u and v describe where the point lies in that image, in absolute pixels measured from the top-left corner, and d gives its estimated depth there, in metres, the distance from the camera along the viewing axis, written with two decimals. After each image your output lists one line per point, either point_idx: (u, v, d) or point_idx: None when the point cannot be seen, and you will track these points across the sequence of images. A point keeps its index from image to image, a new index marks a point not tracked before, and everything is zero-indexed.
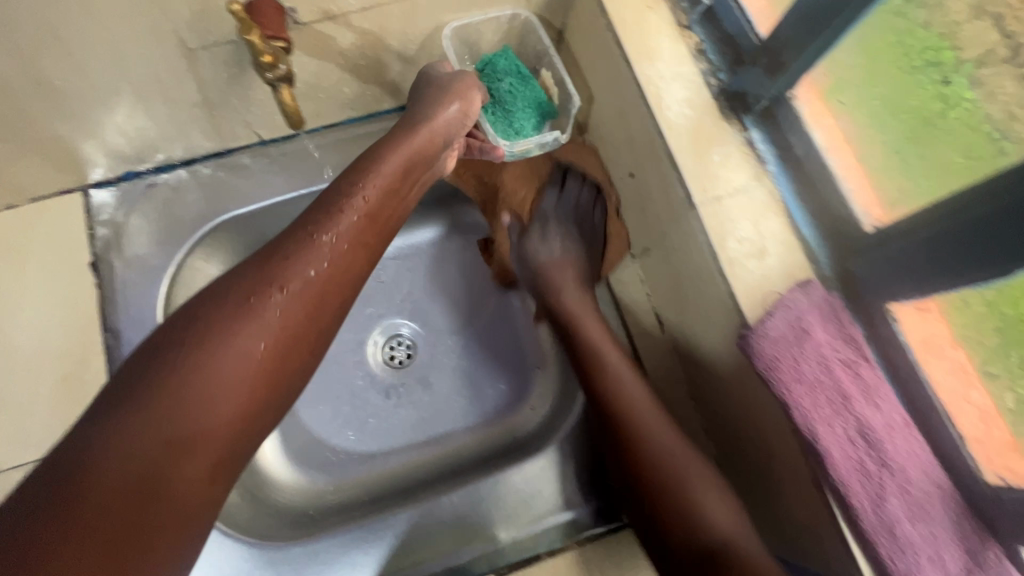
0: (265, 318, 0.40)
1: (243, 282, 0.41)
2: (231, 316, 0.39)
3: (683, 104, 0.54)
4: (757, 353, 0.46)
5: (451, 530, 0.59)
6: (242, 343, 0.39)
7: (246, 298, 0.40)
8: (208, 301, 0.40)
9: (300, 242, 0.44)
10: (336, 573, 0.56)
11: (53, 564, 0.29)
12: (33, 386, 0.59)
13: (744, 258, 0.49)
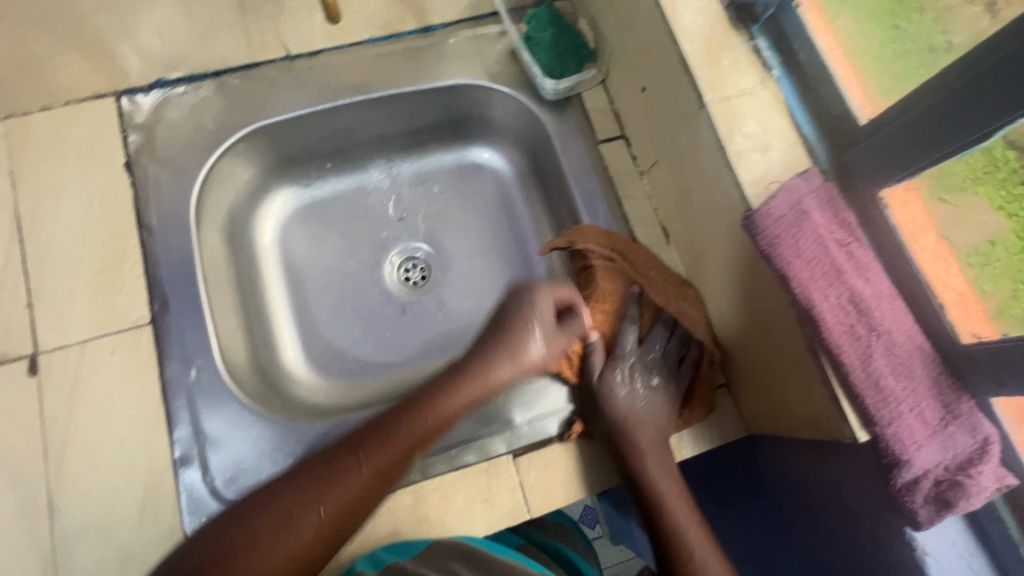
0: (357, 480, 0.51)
1: (350, 451, 0.53)
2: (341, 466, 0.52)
3: (695, 14, 0.58)
4: (760, 232, 0.50)
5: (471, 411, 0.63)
6: (341, 475, 0.51)
7: (353, 471, 0.52)
8: (325, 454, 0.53)
9: (390, 438, 0.53)
10: (362, 443, 0.62)
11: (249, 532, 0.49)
12: (71, 275, 0.62)
13: (749, 151, 0.54)
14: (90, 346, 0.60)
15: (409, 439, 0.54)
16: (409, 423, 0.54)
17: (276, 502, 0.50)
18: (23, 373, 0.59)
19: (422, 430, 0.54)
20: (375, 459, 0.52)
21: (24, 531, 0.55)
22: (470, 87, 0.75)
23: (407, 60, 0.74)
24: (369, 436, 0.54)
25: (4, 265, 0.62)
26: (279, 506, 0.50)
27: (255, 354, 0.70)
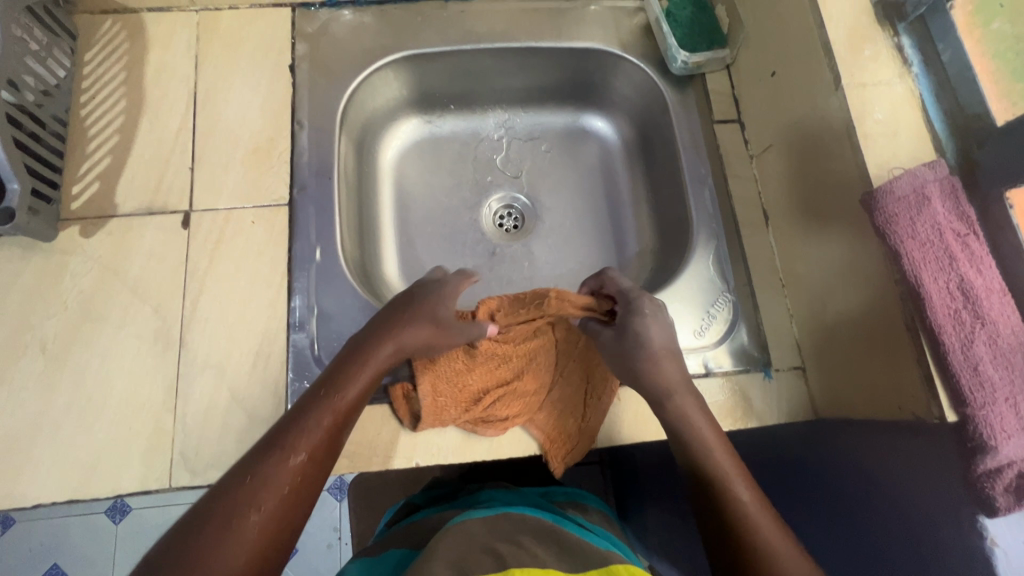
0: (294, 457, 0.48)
1: (273, 446, 0.48)
2: (271, 457, 0.47)
3: (845, 5, 0.60)
4: (878, 208, 0.52)
5: None
6: (274, 467, 0.47)
7: (282, 458, 0.48)
8: (253, 457, 0.48)
9: (305, 422, 0.50)
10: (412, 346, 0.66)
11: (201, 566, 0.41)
12: (230, 150, 0.70)
13: (878, 135, 0.56)
14: (235, 213, 0.68)
15: (325, 426, 0.51)
16: (319, 404, 0.52)
17: (217, 540, 0.43)
18: (178, 224, 0.67)
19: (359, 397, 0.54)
20: (301, 452, 0.48)
21: (156, 356, 0.62)
22: (600, 52, 0.80)
23: (550, 18, 0.79)
24: (280, 432, 0.50)
25: (176, 132, 0.70)
26: (222, 538, 0.43)
27: (363, 257, 0.76)
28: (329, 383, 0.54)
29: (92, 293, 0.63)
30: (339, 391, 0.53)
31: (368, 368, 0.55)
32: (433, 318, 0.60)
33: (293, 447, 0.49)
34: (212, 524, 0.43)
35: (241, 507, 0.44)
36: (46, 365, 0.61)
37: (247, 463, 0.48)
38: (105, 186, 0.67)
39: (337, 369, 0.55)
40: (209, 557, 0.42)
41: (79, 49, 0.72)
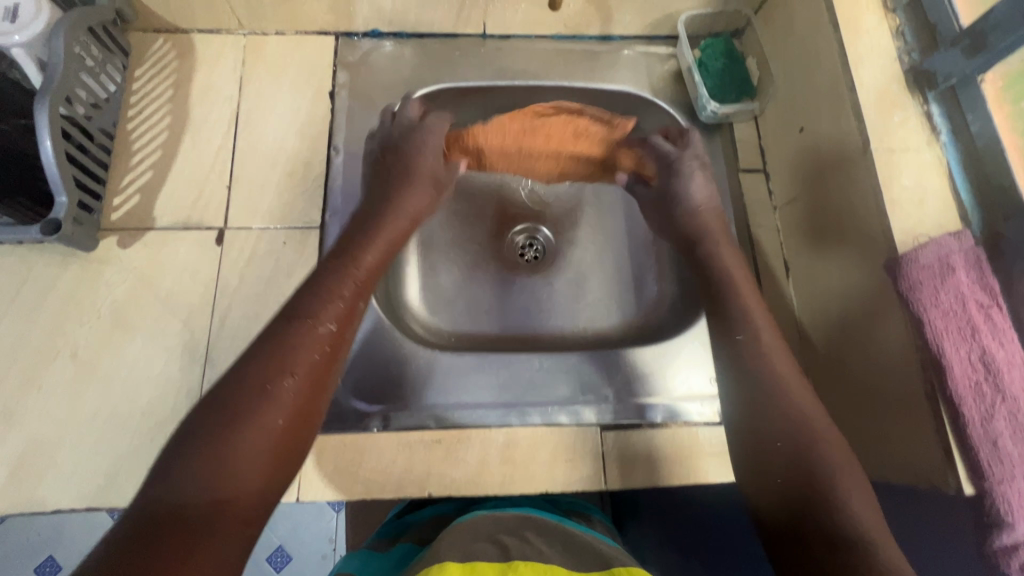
0: (310, 348, 0.47)
1: (284, 333, 0.47)
2: (286, 342, 0.46)
3: (876, 71, 0.62)
4: (903, 274, 0.53)
5: (628, 374, 0.68)
6: (290, 352, 0.46)
7: (297, 343, 0.47)
8: (267, 345, 0.46)
9: (308, 314, 0.49)
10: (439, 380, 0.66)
11: (231, 441, 0.40)
12: (267, 171, 0.72)
13: (905, 201, 0.57)
14: (268, 233, 0.70)
15: (344, 295, 0.53)
16: (325, 287, 0.52)
17: (244, 416, 0.42)
18: (212, 241, 0.69)
19: (370, 271, 0.57)
20: (330, 319, 0.50)
21: (181, 369, 0.63)
22: (631, 95, 0.81)
23: (585, 60, 0.81)
24: (288, 318, 0.48)
25: (217, 150, 0.73)
26: (246, 416, 0.42)
27: (386, 279, 0.77)
28: (331, 273, 0.54)
29: (125, 304, 0.65)
30: (335, 288, 0.53)
31: (366, 262, 0.57)
32: (407, 207, 0.65)
33: (305, 336, 0.47)
34: (241, 391, 0.43)
35: (262, 390, 0.43)
36: (76, 372, 0.62)
37: (256, 350, 0.46)
38: (145, 200, 0.70)
39: (337, 263, 0.55)
40: (240, 423, 0.41)
41: (130, 66, 0.74)
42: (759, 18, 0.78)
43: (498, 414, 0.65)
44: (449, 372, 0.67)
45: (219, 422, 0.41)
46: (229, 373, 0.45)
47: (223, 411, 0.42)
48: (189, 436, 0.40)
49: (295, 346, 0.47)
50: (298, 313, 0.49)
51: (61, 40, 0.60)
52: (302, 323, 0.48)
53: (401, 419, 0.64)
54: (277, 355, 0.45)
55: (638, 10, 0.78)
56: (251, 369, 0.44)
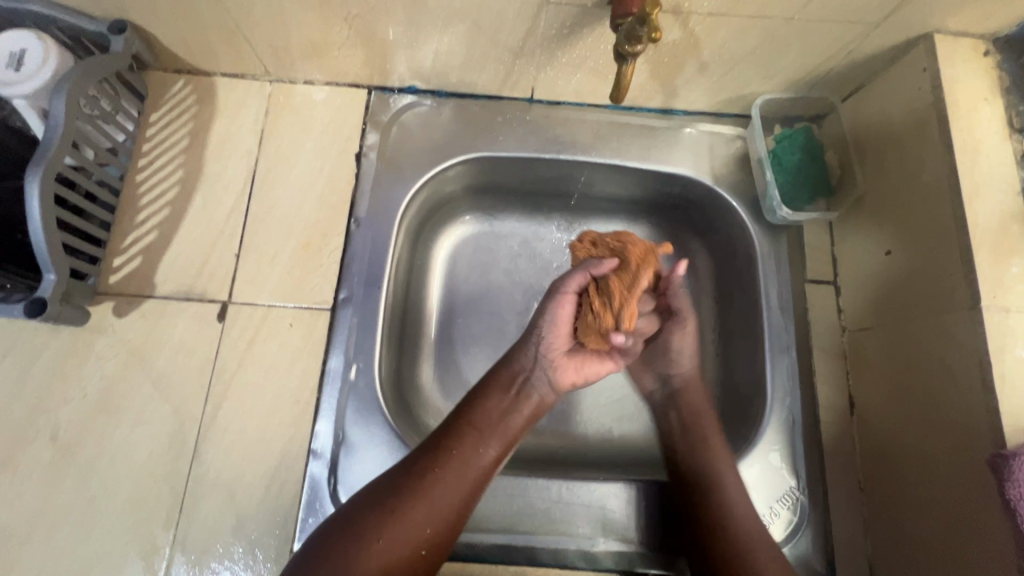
0: (439, 501, 0.50)
1: (426, 476, 0.50)
2: (425, 484, 0.50)
3: (994, 207, 0.52)
4: (1014, 479, 0.44)
5: (656, 517, 0.59)
6: (423, 496, 0.49)
7: (434, 487, 0.50)
8: (411, 475, 0.50)
9: (451, 459, 0.52)
10: None
11: (354, 548, 0.46)
12: (282, 240, 0.66)
13: (1018, 378, 0.47)
14: (275, 312, 0.63)
15: (497, 435, 0.55)
16: (471, 439, 0.53)
17: (372, 537, 0.47)
18: (214, 315, 0.63)
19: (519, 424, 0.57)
20: (479, 455, 0.53)
21: (167, 462, 0.58)
22: (689, 179, 0.72)
23: (642, 136, 0.73)
24: (438, 456, 0.52)
25: (229, 212, 0.67)
26: (371, 543, 0.46)
27: (398, 364, 0.70)
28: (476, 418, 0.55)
29: (114, 381, 0.60)
30: (469, 442, 0.53)
31: (509, 425, 0.56)
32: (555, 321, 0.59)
33: (441, 484, 0.50)
34: (378, 509, 0.48)
35: (401, 511, 0.48)
36: (54, 455, 0.57)
37: (404, 479, 0.50)
38: (146, 263, 0.64)
39: (476, 407, 0.56)
40: (367, 539, 0.46)
41: (146, 109, 0.68)
42: (847, 107, 0.69)
43: (506, 547, 0.58)
44: None
45: (349, 538, 0.46)
46: (385, 480, 0.51)
47: (355, 527, 0.47)
48: (326, 540, 0.47)
49: (434, 480, 0.50)
50: (458, 439, 0.53)
51: (62, 97, 0.54)
52: (448, 458, 0.52)
53: None
54: (417, 478, 0.50)
55: (709, 89, 0.68)
56: (394, 484, 0.50)
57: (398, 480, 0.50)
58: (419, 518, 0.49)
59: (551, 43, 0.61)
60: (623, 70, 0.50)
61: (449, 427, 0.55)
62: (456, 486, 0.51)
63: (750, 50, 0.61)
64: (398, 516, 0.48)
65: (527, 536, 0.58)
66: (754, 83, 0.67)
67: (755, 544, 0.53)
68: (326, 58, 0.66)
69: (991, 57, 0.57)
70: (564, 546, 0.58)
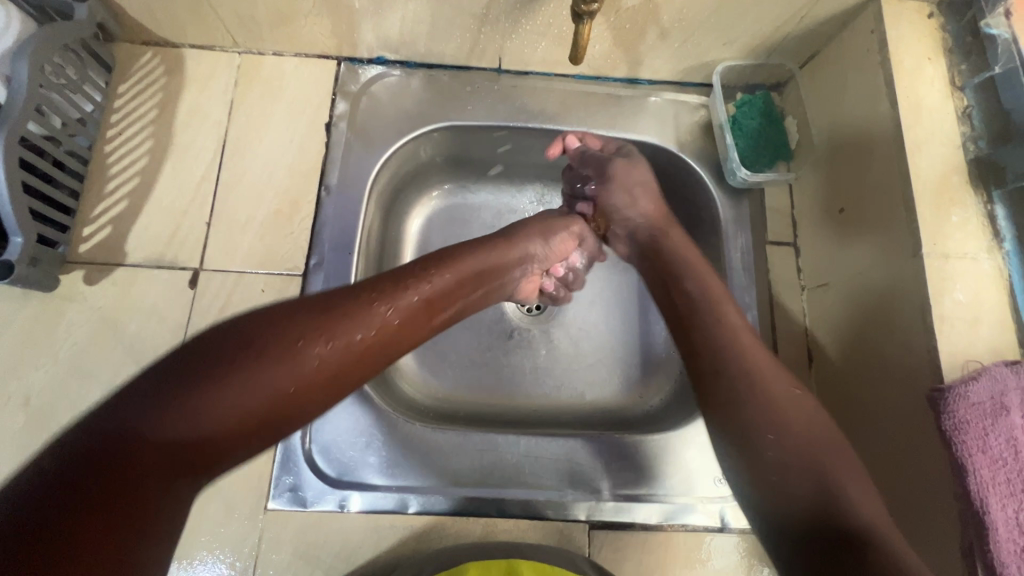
0: (251, 393, 0.39)
1: (239, 360, 0.39)
2: (203, 388, 0.37)
3: (936, 160, 0.55)
4: (948, 410, 0.46)
5: (624, 469, 0.61)
6: (227, 388, 0.38)
7: (267, 366, 0.40)
8: (265, 336, 0.41)
9: (275, 349, 0.41)
10: (417, 454, 0.60)
11: (175, 411, 0.36)
12: (254, 208, 0.67)
13: (956, 319, 0.50)
14: (246, 278, 0.64)
15: (424, 289, 0.50)
16: (311, 328, 0.43)
17: (224, 378, 0.38)
18: (185, 283, 0.63)
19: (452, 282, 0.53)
20: (387, 307, 0.47)
21: None
22: (655, 146, 0.74)
23: (607, 105, 0.74)
24: (250, 337, 0.41)
25: (200, 180, 0.67)
26: (121, 418, 0.35)
27: None
28: (326, 306, 0.45)
29: (86, 348, 0.60)
30: (298, 331, 0.42)
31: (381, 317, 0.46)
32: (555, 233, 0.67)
33: (280, 362, 0.40)
34: (236, 354, 0.40)
35: (253, 367, 0.39)
36: (27, 420, 0.58)
37: (197, 359, 0.39)
38: (117, 231, 0.64)
39: (335, 296, 0.46)
40: (264, 355, 0.40)
41: (114, 81, 0.68)
42: (805, 73, 0.71)
43: (477, 497, 0.59)
44: (429, 446, 0.60)
45: (190, 372, 0.38)
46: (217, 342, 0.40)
47: (158, 390, 0.36)
48: (202, 349, 0.40)
49: (317, 336, 0.43)
50: (371, 289, 0.48)
51: (24, 60, 0.54)
52: (354, 312, 0.45)
53: (371, 498, 0.58)
54: (292, 328, 0.42)
55: (671, 57, 0.70)
56: (246, 344, 0.40)
57: (252, 338, 0.41)
58: (291, 373, 0.41)
59: (514, 9, 0.63)
60: (579, 29, 0.52)
61: (365, 282, 0.49)
62: (348, 344, 0.44)
63: (706, 15, 0.63)
64: (244, 370, 0.39)
65: (496, 489, 0.60)
66: (714, 49, 0.69)
67: (840, 487, 0.44)
68: (294, 28, 0.67)
69: (936, 19, 0.59)
70: (533, 497, 0.60)
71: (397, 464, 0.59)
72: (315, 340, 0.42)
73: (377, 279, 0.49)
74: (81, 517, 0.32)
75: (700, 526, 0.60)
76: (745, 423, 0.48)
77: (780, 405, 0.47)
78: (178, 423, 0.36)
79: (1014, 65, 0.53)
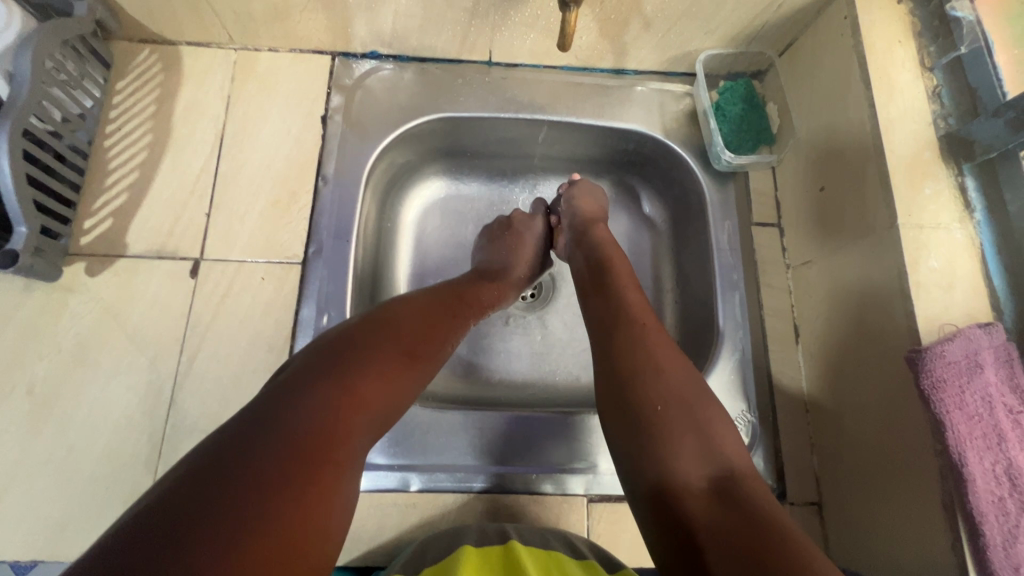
0: (397, 367, 0.45)
1: (383, 338, 0.46)
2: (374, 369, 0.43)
3: (909, 136, 0.57)
4: (926, 370, 0.48)
5: None
6: (394, 366, 0.45)
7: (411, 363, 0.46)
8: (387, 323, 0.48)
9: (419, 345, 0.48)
10: (419, 433, 0.61)
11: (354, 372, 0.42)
12: (252, 199, 0.68)
13: (931, 285, 0.52)
14: (247, 267, 0.65)
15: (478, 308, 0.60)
16: (433, 329, 0.51)
17: (379, 349, 0.44)
18: (186, 272, 0.64)
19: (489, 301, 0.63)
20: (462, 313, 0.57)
21: (144, 412, 0.60)
22: (642, 133, 0.76)
23: (595, 94, 0.77)
24: (400, 332, 0.47)
25: (199, 173, 0.68)
26: (327, 390, 0.39)
27: None
28: (439, 309, 0.54)
29: (89, 337, 0.61)
30: (426, 329, 0.50)
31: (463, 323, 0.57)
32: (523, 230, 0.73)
33: (410, 340, 0.48)
34: (385, 331, 0.47)
35: (394, 341, 0.46)
36: (32, 409, 0.58)
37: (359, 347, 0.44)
38: (118, 223, 0.66)
39: (439, 302, 0.55)
40: (395, 334, 0.47)
41: (112, 78, 0.70)
42: (783, 60, 0.74)
43: (477, 474, 0.61)
44: (429, 424, 0.62)
45: (344, 349, 0.43)
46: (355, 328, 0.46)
47: (328, 362, 0.42)
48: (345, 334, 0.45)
49: (433, 322, 0.51)
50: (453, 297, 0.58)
51: (28, 54, 0.55)
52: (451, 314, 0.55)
53: (373, 478, 0.59)
54: (422, 317, 0.51)
55: (655, 46, 0.73)
56: (384, 326, 0.47)
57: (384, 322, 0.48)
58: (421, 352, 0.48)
59: (503, 2, 0.65)
60: (566, 17, 0.54)
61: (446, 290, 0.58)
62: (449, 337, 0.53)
63: (687, 5, 0.65)
64: (395, 345, 0.46)
65: (499, 465, 0.61)
66: (696, 39, 0.71)
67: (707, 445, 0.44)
68: (289, 23, 0.69)
69: (905, 4, 0.62)
70: (532, 473, 0.61)
71: (399, 442, 0.61)
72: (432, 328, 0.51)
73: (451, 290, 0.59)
74: (301, 479, 0.34)
75: None
76: (637, 368, 0.49)
77: (669, 364, 0.49)
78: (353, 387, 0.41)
79: (979, 45, 0.56)
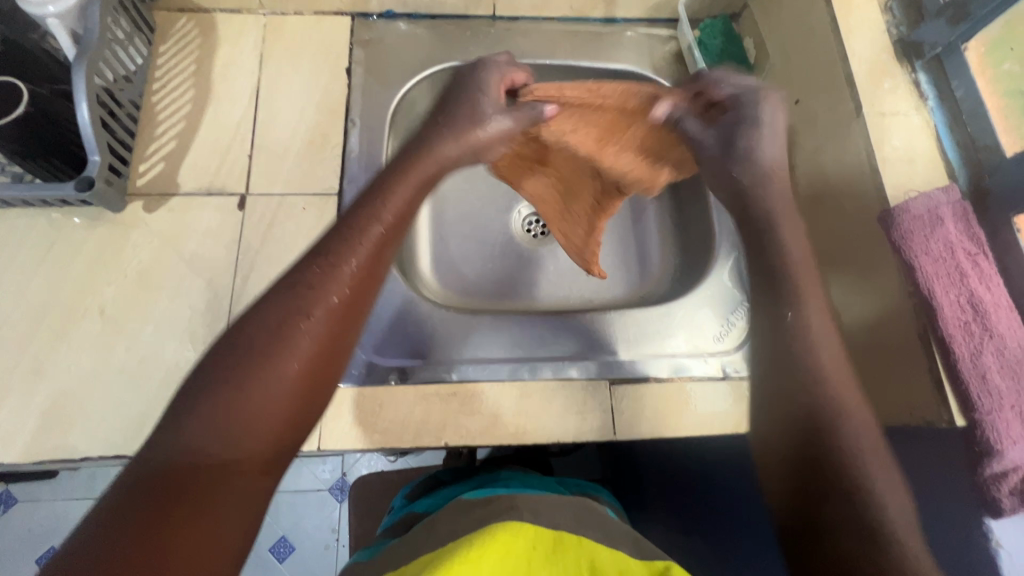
0: (277, 377, 0.41)
1: (261, 348, 0.41)
2: (220, 398, 0.39)
3: (867, 43, 0.66)
4: (896, 224, 0.57)
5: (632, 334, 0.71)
6: (278, 380, 0.41)
7: (273, 363, 0.41)
8: (263, 327, 0.42)
9: (278, 340, 0.42)
10: (456, 337, 0.69)
11: (231, 403, 0.39)
12: (290, 141, 0.75)
13: (895, 160, 0.61)
14: (290, 199, 0.73)
15: (367, 243, 0.49)
16: (295, 307, 0.43)
17: (256, 364, 0.40)
18: (235, 206, 0.71)
19: (389, 231, 0.51)
20: (349, 262, 0.47)
21: (207, 325, 0.66)
22: (634, 72, 0.85)
23: (590, 41, 0.85)
24: (251, 335, 0.42)
25: (239, 121, 0.76)
26: (201, 443, 0.38)
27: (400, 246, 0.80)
28: (318, 282, 0.45)
29: (151, 264, 0.68)
30: (310, 321, 0.43)
31: (350, 273, 0.46)
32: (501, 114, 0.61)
33: (282, 342, 0.42)
34: (265, 331, 0.42)
35: (271, 352, 0.41)
36: (103, 327, 0.65)
37: (213, 373, 0.40)
38: (169, 166, 0.72)
39: (305, 268, 0.46)
40: (272, 348, 0.41)
41: (155, 42, 0.77)
42: None
43: (511, 368, 0.68)
44: (466, 332, 0.69)
45: (219, 371, 0.40)
46: (224, 342, 0.42)
47: (204, 388, 0.39)
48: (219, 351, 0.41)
49: (312, 298, 0.44)
50: (331, 244, 0.48)
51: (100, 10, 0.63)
52: (329, 273, 0.46)
53: (416, 371, 0.66)
54: (300, 295, 0.44)
55: None
56: (256, 329, 0.42)
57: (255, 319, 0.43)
58: (299, 343, 0.42)
59: None
60: None
61: (321, 245, 0.48)
62: (332, 308, 0.45)
63: None
64: (262, 349, 0.41)
65: (528, 360, 0.68)
66: None
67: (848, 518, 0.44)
68: None
69: None
70: (558, 363, 0.68)
71: (437, 341, 0.69)
72: (309, 306, 0.44)
73: (330, 239, 0.48)
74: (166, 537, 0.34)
75: (711, 375, 0.69)
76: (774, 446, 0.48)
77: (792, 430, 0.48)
78: (238, 416, 0.39)
79: None
